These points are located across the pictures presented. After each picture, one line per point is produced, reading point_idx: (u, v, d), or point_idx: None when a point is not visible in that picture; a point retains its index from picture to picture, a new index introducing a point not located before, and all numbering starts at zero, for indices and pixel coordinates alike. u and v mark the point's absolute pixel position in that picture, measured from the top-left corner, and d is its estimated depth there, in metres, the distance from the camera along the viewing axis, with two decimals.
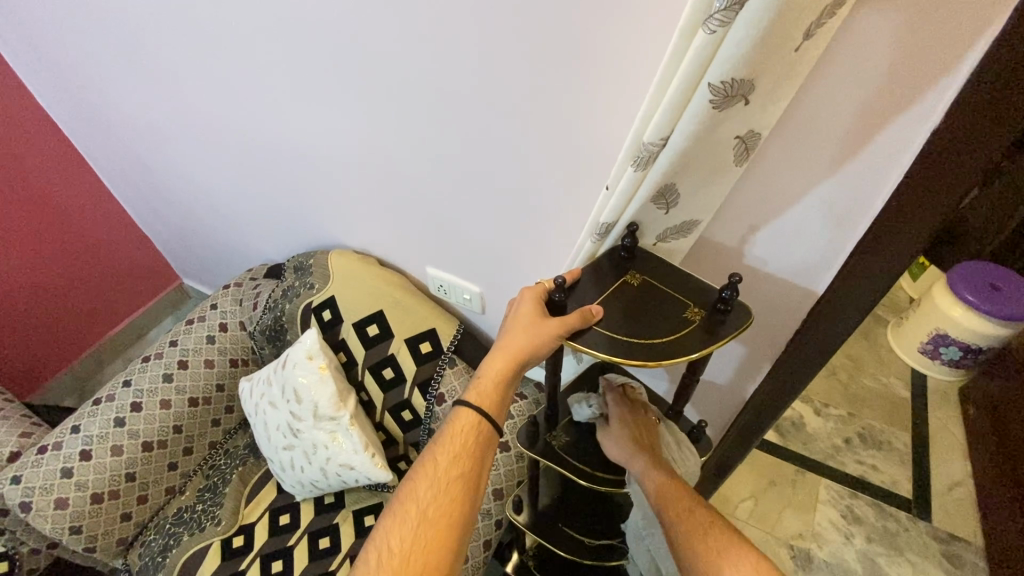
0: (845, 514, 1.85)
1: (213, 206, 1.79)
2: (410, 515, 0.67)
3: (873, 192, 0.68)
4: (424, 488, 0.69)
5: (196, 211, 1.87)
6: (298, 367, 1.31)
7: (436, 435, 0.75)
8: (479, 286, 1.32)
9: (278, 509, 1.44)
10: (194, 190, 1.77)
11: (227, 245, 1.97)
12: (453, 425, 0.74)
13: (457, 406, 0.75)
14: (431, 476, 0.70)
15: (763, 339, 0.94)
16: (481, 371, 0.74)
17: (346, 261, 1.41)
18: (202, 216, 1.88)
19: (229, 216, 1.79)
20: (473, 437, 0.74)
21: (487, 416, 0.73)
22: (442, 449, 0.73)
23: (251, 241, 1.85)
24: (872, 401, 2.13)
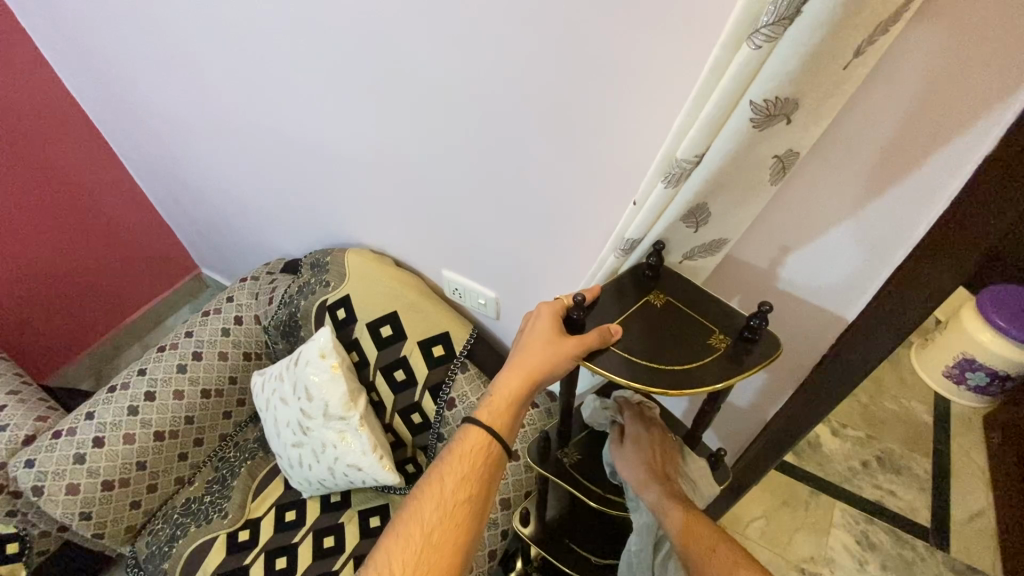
0: (859, 540, 1.85)
1: (234, 198, 1.80)
2: (415, 538, 0.66)
3: (913, 220, 0.65)
4: (430, 510, 0.68)
5: (218, 203, 1.89)
6: (310, 365, 1.30)
7: (441, 454, 0.73)
8: (494, 291, 1.31)
9: (283, 505, 1.44)
10: (217, 183, 1.78)
11: (246, 238, 1.98)
12: (462, 445, 0.72)
13: (468, 424, 0.74)
14: (438, 498, 0.68)
15: (787, 362, 0.91)
16: (496, 388, 0.73)
17: (362, 261, 1.40)
18: (223, 209, 1.89)
19: (250, 209, 1.80)
20: (481, 458, 0.72)
21: (499, 433, 0.72)
22: (449, 468, 0.71)
23: (271, 235, 1.86)
24: (892, 424, 2.08)
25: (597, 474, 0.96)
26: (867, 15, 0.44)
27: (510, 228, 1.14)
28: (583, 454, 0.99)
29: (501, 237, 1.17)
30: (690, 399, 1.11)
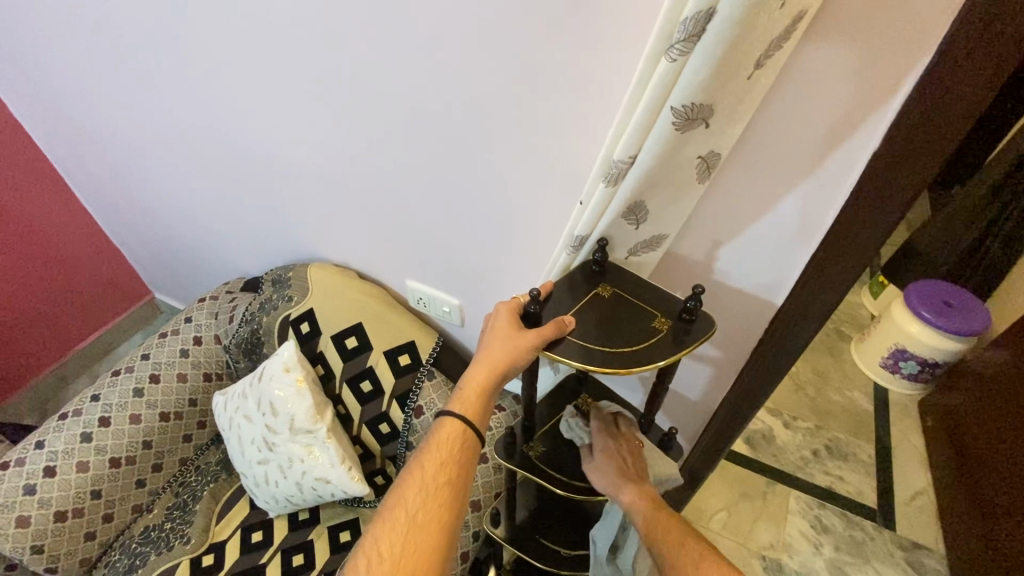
0: (814, 524, 1.90)
1: (191, 220, 1.77)
2: (400, 521, 0.70)
3: (822, 209, 0.74)
4: (414, 495, 0.72)
5: (173, 226, 1.85)
6: (274, 380, 1.30)
7: (421, 445, 0.77)
8: (458, 298, 1.34)
9: (249, 526, 1.42)
10: (173, 206, 1.75)
11: (204, 261, 1.95)
12: (439, 434, 0.77)
13: (442, 416, 0.78)
14: (419, 482, 0.73)
15: (731, 351, 0.99)
16: (465, 378, 0.76)
17: (324, 274, 1.41)
18: (180, 231, 1.86)
19: (207, 229, 1.77)
20: (458, 445, 0.76)
21: (470, 424, 0.75)
22: (428, 456, 0.75)
23: (229, 256, 1.84)
24: (837, 414, 2.24)
25: (562, 462, 0.98)
26: (760, 33, 0.52)
27: (472, 236, 1.19)
28: (548, 446, 1.00)
29: (465, 246, 1.22)
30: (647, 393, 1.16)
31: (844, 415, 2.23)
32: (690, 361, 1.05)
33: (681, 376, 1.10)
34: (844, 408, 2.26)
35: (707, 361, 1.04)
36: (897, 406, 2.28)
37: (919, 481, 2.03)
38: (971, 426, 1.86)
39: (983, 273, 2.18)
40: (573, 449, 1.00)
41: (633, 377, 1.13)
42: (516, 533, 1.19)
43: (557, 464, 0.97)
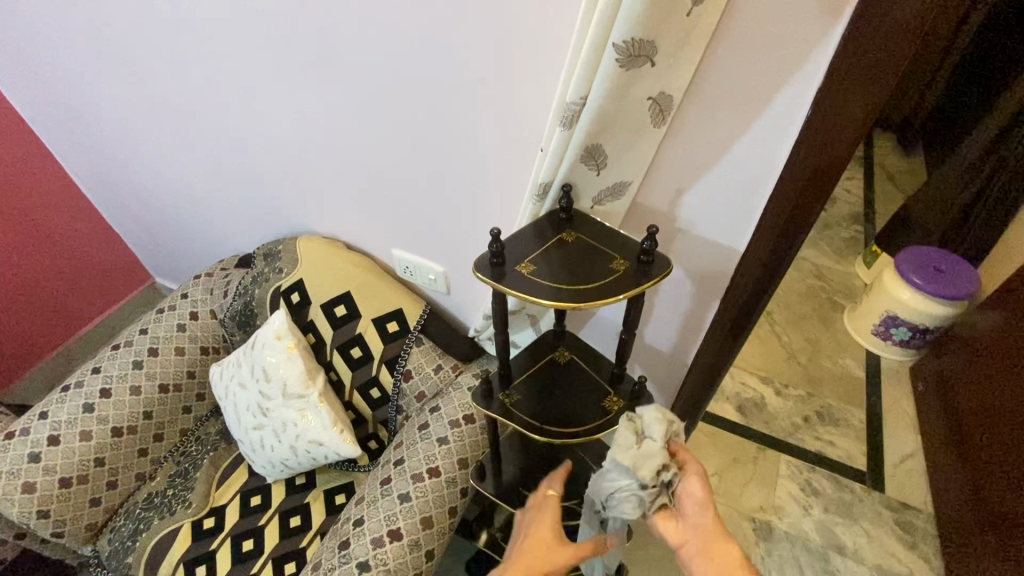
0: (804, 487, 1.93)
1: (183, 200, 1.80)
2: None
3: (777, 148, 0.77)
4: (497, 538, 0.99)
5: (166, 207, 1.88)
6: (266, 348, 1.34)
7: None
8: (442, 265, 1.36)
9: (247, 491, 1.47)
10: (164, 186, 1.78)
11: (199, 242, 1.98)
12: None
13: None
14: None
15: (698, 300, 1.02)
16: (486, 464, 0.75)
17: (313, 246, 1.45)
18: (173, 212, 1.89)
19: (199, 208, 1.80)
20: None
21: None
22: None
23: (222, 236, 1.86)
24: (829, 381, 2.26)
25: (538, 408, 0.97)
26: None
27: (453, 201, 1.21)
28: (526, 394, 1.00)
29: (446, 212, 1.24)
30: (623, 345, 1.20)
31: (836, 381, 2.26)
32: (660, 311, 1.08)
33: (653, 328, 1.13)
34: (837, 375, 2.28)
35: (677, 311, 1.06)
36: (890, 372, 2.30)
37: (909, 445, 2.05)
38: (960, 388, 1.88)
39: (976, 237, 2.19)
40: (551, 397, 0.99)
41: (609, 335, 1.19)
42: (506, 487, 1.23)
43: (535, 411, 0.97)
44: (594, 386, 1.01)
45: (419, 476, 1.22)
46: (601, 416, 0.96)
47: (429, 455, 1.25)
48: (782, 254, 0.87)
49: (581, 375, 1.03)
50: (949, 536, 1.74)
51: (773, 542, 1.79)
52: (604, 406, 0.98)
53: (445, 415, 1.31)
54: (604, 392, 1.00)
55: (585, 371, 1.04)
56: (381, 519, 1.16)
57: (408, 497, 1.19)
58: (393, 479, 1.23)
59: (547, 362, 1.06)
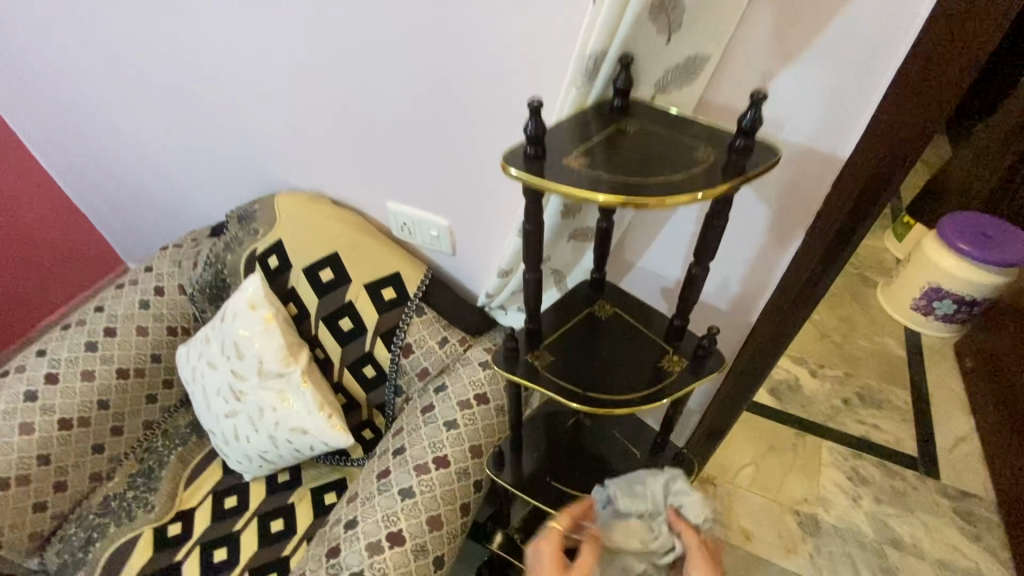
0: (851, 476, 1.73)
1: (139, 165, 1.56)
2: None
3: (906, 8, 0.64)
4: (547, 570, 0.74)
5: (119, 174, 1.63)
6: (238, 319, 1.12)
7: None
8: (447, 218, 1.14)
9: (221, 492, 1.25)
10: (116, 148, 1.54)
11: (160, 218, 1.73)
12: None
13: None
14: None
15: (772, 242, 0.91)
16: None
17: (292, 202, 1.23)
18: (130, 183, 1.65)
19: (159, 173, 1.56)
20: None
21: None
22: None
23: (188, 208, 1.63)
24: (868, 361, 2.07)
25: (577, 371, 0.76)
26: None
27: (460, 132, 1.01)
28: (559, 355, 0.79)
29: (455, 148, 1.04)
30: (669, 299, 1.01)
31: (875, 361, 2.06)
32: (728, 256, 0.95)
33: (715, 280, 1.00)
34: (875, 355, 2.09)
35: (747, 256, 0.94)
36: (932, 350, 2.11)
37: (962, 428, 1.86)
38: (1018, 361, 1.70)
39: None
40: (587, 357, 0.78)
41: (655, 290, 1.00)
42: (529, 478, 1.05)
43: (573, 375, 0.76)
44: (646, 345, 0.81)
45: (424, 467, 1.01)
46: (657, 381, 0.75)
47: (435, 442, 1.04)
48: (901, 156, 0.72)
49: (627, 332, 0.83)
50: (1018, 526, 1.55)
51: (822, 538, 1.60)
52: (657, 367, 0.77)
53: (452, 395, 1.11)
54: (659, 353, 0.79)
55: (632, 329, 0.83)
56: (377, 519, 0.95)
57: (411, 492, 0.98)
58: (392, 471, 1.02)
59: (585, 318, 0.85)
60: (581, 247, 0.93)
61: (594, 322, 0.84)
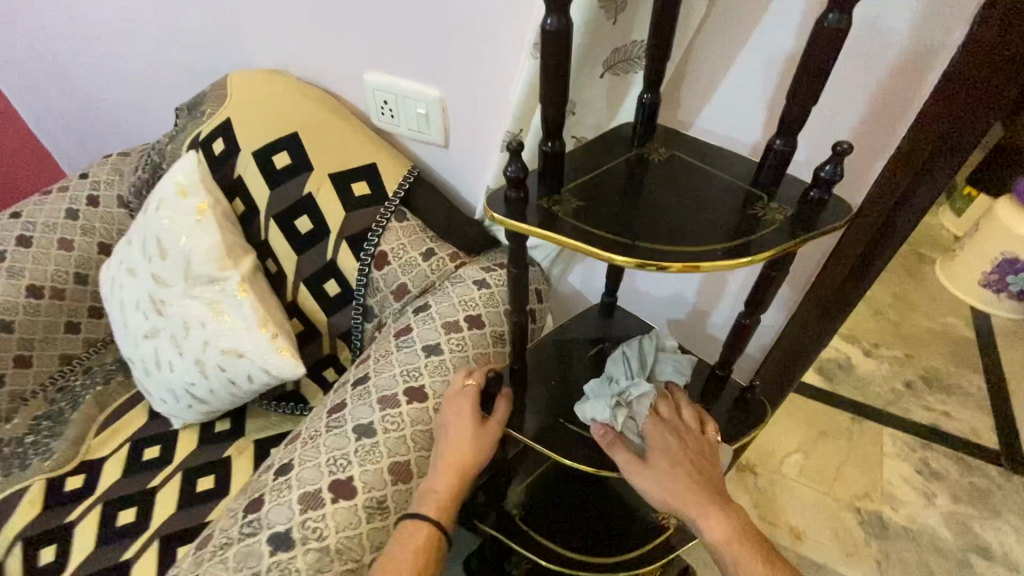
0: (921, 469, 1.44)
1: (55, 57, 1.26)
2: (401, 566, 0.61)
3: None
4: (461, 418, 0.68)
5: (36, 71, 1.33)
6: (163, 208, 0.87)
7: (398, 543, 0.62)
8: (438, 86, 0.88)
9: (140, 441, 0.98)
10: (27, 33, 1.25)
11: (88, 132, 1.43)
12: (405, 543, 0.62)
13: (408, 521, 0.64)
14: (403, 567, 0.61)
15: (889, 96, 0.65)
16: (429, 489, 0.65)
17: (245, 77, 0.97)
18: (49, 84, 1.35)
19: (78, 67, 1.26)
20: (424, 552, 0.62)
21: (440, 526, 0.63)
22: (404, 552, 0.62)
23: (116, 115, 1.32)
24: (931, 341, 1.77)
25: (611, 214, 0.50)
26: None
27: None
28: (586, 200, 0.52)
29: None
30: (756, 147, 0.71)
31: (939, 342, 1.77)
32: (817, 129, 0.71)
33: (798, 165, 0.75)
34: (939, 335, 1.79)
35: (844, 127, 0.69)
36: (1004, 333, 1.82)
37: None
38: None
39: None
40: (631, 200, 0.52)
41: None
42: (536, 415, 0.75)
43: (613, 220, 0.50)
44: (721, 195, 0.54)
45: (391, 401, 0.74)
46: (742, 234, 0.48)
47: (409, 370, 0.78)
48: None
49: (690, 178, 0.56)
50: None
51: (889, 542, 1.30)
52: (742, 216, 0.50)
53: (437, 316, 0.84)
54: (741, 203, 0.52)
55: (699, 179, 0.56)
56: (320, 463, 0.68)
57: (370, 430, 0.71)
58: (348, 405, 0.75)
59: (629, 160, 0.58)
60: (620, 93, 0.66)
61: (643, 165, 0.57)
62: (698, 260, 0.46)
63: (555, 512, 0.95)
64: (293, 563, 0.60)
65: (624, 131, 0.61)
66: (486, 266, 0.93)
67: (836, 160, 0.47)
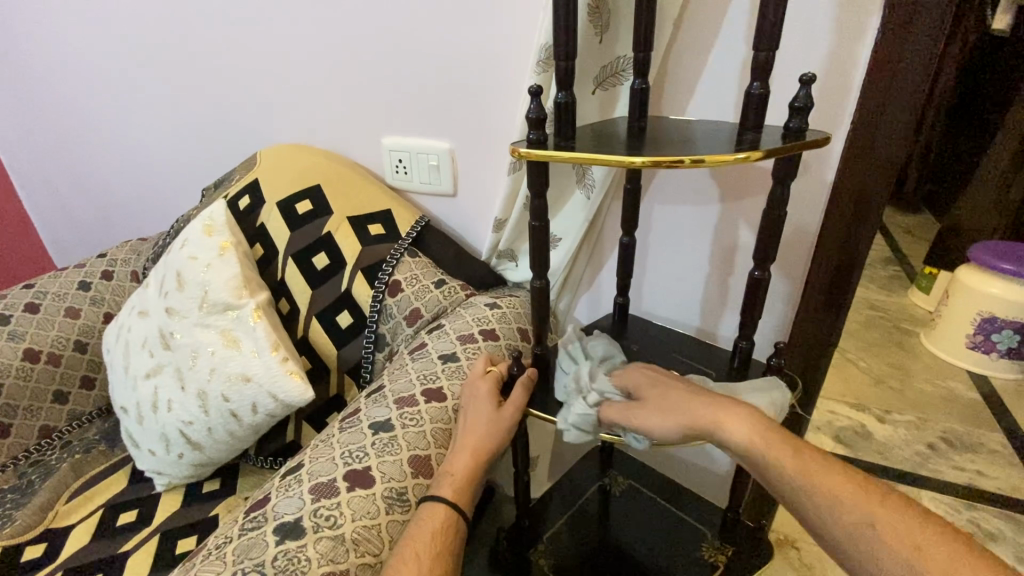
0: (972, 530, 1.33)
1: (92, 152, 1.38)
2: (420, 556, 0.55)
3: None
4: (480, 401, 0.69)
5: (61, 168, 1.44)
6: (187, 246, 0.91)
7: (414, 532, 0.57)
8: (448, 139, 1.01)
9: (116, 505, 0.88)
10: (68, 134, 1.37)
11: (103, 222, 1.50)
12: (425, 527, 0.57)
13: (427, 508, 0.59)
14: (419, 558, 0.55)
15: (831, 77, 0.75)
16: (448, 473, 0.62)
17: (274, 149, 1.09)
18: (74, 180, 1.45)
19: (111, 160, 1.37)
20: (445, 541, 0.57)
21: (461, 510, 0.60)
22: (422, 540, 0.56)
23: (137, 202, 1.42)
24: (941, 404, 1.73)
25: (622, 149, 0.61)
26: None
27: (461, 14, 0.90)
28: (598, 147, 0.63)
29: (456, 42, 0.92)
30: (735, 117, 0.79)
31: (948, 404, 1.73)
32: (788, 68, 0.77)
33: (774, 105, 0.79)
34: (946, 397, 1.76)
35: (812, 68, 0.75)
36: (1010, 392, 1.78)
37: None
38: None
39: None
40: (637, 146, 0.63)
41: (702, 170, 0.86)
42: (559, 401, 0.76)
43: (625, 151, 0.60)
44: (713, 142, 0.64)
45: (408, 400, 0.70)
46: (741, 147, 0.59)
47: (426, 375, 0.75)
48: None
49: (683, 141, 0.65)
50: None
51: None
52: (737, 146, 0.60)
53: (451, 331, 0.84)
54: (732, 143, 0.62)
55: (689, 136, 0.68)
56: (333, 456, 0.62)
57: (387, 425, 0.66)
58: (363, 409, 0.71)
59: (631, 132, 0.69)
60: (611, 102, 0.80)
61: (639, 134, 0.68)
62: (701, 158, 0.56)
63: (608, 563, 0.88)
64: (303, 552, 0.52)
65: (620, 123, 0.73)
66: (495, 295, 0.96)
67: (807, 86, 0.60)
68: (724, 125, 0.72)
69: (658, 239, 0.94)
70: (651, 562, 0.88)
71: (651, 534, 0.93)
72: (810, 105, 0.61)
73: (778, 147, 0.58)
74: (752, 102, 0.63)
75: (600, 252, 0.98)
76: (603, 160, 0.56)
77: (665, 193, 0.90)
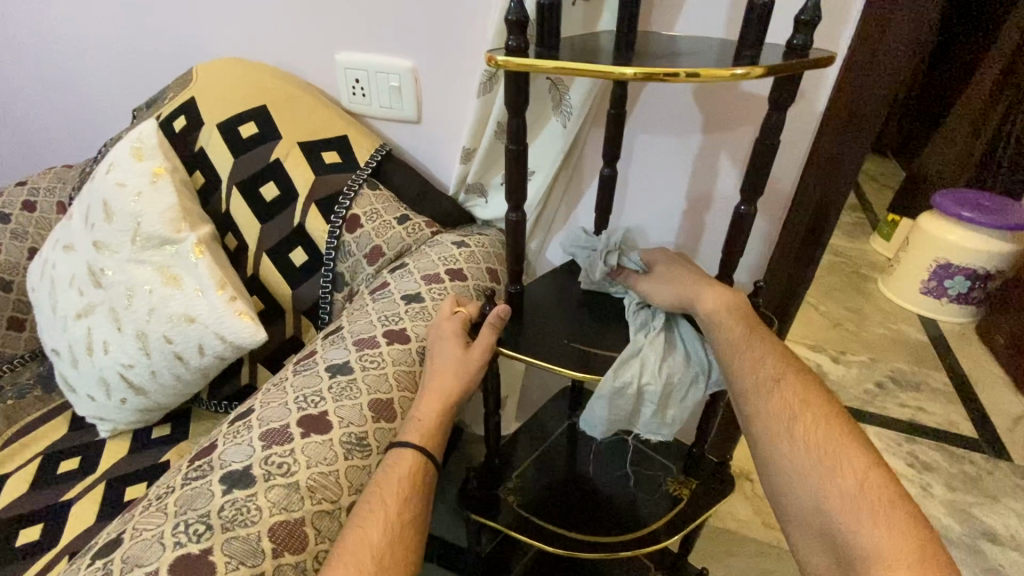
0: (911, 462, 1.42)
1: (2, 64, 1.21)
2: (389, 503, 0.52)
3: None
4: (447, 343, 0.65)
5: None
6: (114, 171, 0.81)
7: (381, 480, 0.54)
8: (411, 56, 0.91)
9: (55, 453, 0.82)
10: None
11: (26, 150, 1.35)
12: (391, 473, 0.55)
13: (393, 454, 0.56)
14: (384, 508, 0.52)
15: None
16: (416, 417, 0.59)
17: (212, 63, 0.96)
18: None
19: (26, 73, 1.21)
20: (415, 486, 0.55)
21: (430, 455, 0.57)
22: (387, 487, 0.53)
23: (61, 125, 1.26)
24: (892, 346, 1.80)
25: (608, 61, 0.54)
26: None
27: None
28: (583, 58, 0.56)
29: None
30: (728, 33, 0.73)
31: (899, 346, 1.81)
32: None
33: (774, 22, 0.72)
34: (896, 340, 1.83)
35: None
36: (956, 335, 1.87)
37: (1013, 407, 1.61)
38: None
39: None
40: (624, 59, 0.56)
41: (688, 98, 0.80)
42: (529, 340, 0.72)
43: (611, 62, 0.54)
44: (706, 58, 0.58)
45: (369, 342, 0.66)
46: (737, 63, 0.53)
47: (388, 316, 0.70)
48: None
49: (675, 56, 0.59)
50: None
51: None
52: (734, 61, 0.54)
53: (416, 270, 0.78)
54: (727, 60, 0.56)
55: (679, 52, 0.61)
56: (286, 401, 0.58)
57: (345, 368, 0.62)
58: (319, 352, 0.66)
59: (618, 44, 0.62)
60: (595, 13, 0.72)
61: (626, 45, 0.61)
62: (699, 70, 0.50)
63: (574, 500, 0.88)
64: (252, 501, 0.49)
65: (605, 37, 0.66)
66: (463, 233, 0.90)
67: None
68: (718, 41, 0.66)
69: (636, 173, 0.89)
70: (617, 496, 0.89)
71: (617, 472, 0.93)
72: (817, 19, 0.55)
73: (782, 65, 0.52)
74: (753, 14, 0.56)
75: (576, 188, 0.93)
76: (588, 71, 0.50)
77: (648, 124, 0.84)
